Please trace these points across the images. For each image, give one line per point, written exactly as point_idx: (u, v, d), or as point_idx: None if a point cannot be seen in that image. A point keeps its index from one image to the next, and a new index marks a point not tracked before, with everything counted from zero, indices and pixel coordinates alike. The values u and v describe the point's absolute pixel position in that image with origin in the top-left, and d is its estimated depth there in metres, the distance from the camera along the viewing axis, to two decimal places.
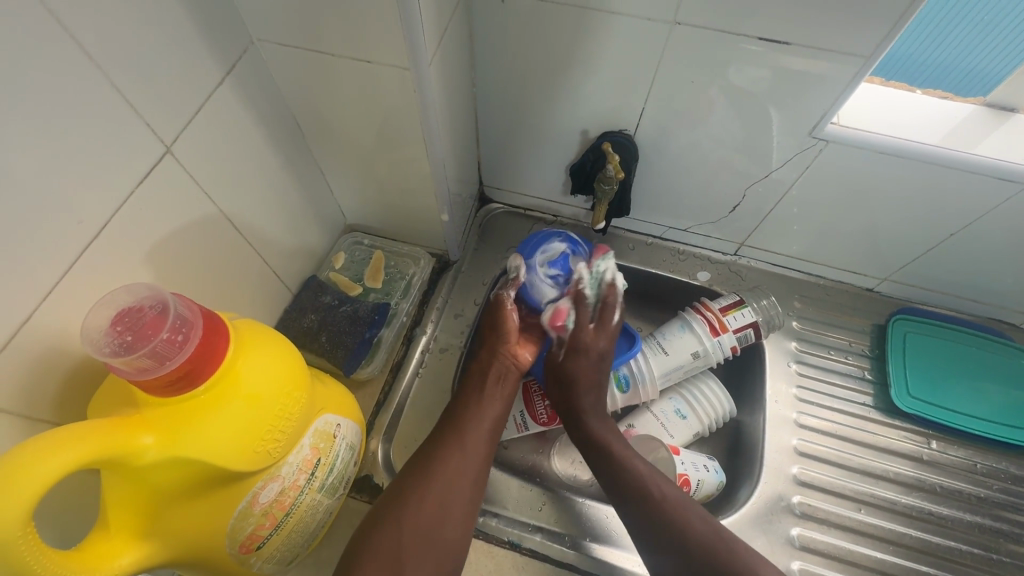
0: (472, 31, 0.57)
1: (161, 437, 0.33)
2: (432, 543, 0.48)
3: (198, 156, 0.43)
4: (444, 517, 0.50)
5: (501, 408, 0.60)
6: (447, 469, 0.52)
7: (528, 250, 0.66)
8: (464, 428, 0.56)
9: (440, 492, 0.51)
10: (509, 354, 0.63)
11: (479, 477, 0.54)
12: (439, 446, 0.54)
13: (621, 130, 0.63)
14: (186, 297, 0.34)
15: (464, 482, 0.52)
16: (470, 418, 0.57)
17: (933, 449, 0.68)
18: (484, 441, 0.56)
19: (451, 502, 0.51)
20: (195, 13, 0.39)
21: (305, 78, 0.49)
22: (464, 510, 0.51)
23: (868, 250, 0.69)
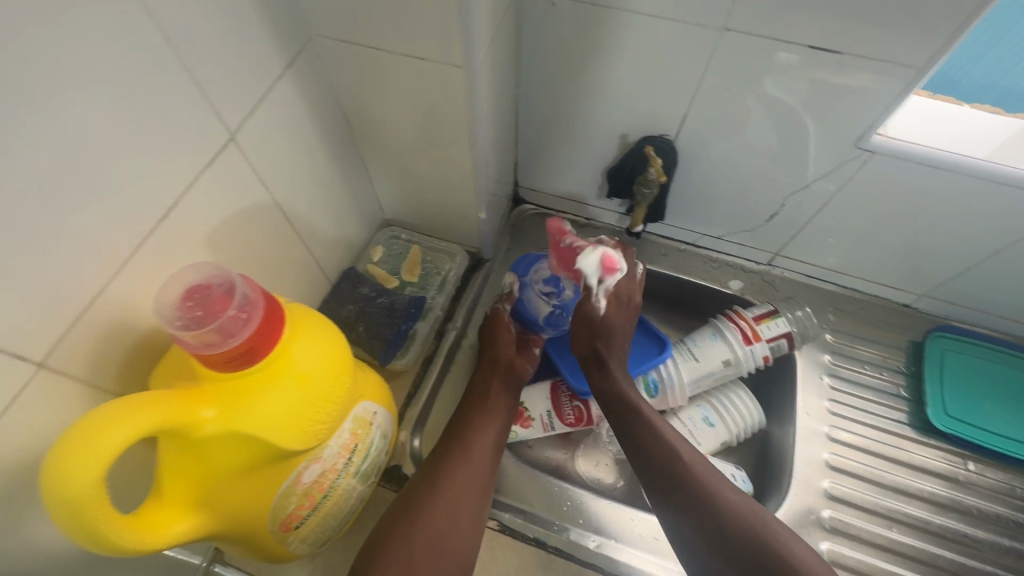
0: (520, 33, 0.57)
1: (219, 411, 0.34)
2: (442, 552, 0.48)
3: (257, 145, 0.45)
4: (455, 523, 0.50)
5: (502, 423, 0.61)
6: (453, 480, 0.53)
7: (523, 268, 0.70)
8: (470, 438, 0.57)
9: (449, 501, 0.51)
10: (509, 363, 0.65)
11: (484, 485, 0.54)
12: (445, 457, 0.55)
13: (662, 135, 0.63)
14: (252, 278, 0.35)
15: (470, 490, 0.53)
16: (474, 429, 0.58)
17: (969, 470, 0.66)
18: (489, 451, 0.57)
19: (459, 510, 0.51)
20: (263, 6, 0.41)
21: (359, 73, 0.51)
22: (472, 517, 0.52)
23: (908, 265, 0.68)
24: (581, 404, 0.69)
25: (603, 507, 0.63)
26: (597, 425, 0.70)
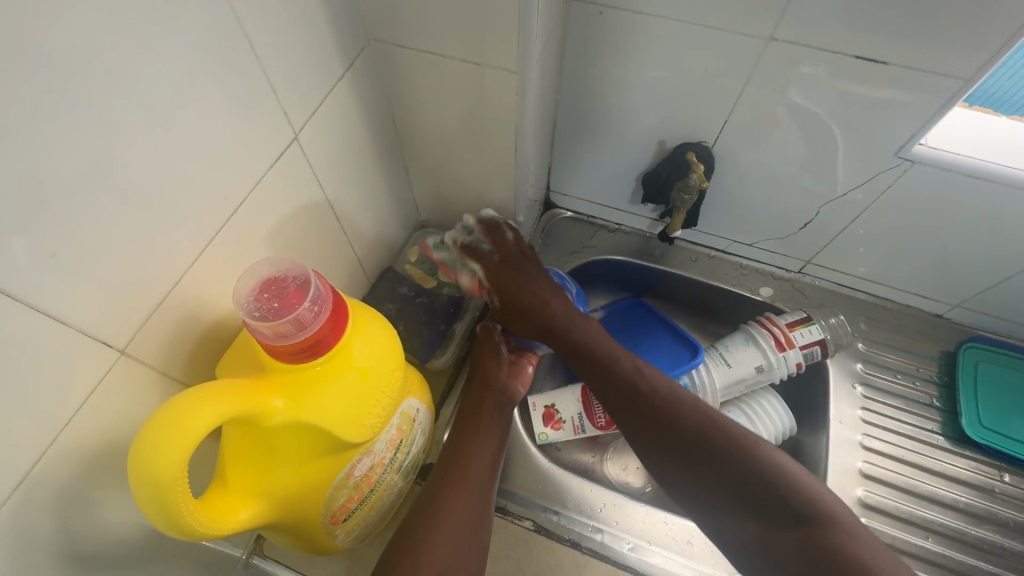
0: (564, 40, 0.59)
1: (287, 402, 0.35)
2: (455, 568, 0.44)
3: (316, 145, 0.46)
4: (462, 539, 0.46)
5: (500, 437, 0.58)
6: (453, 497, 0.49)
7: None
8: (464, 454, 0.53)
9: (452, 517, 0.47)
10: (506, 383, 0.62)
11: (487, 494, 0.51)
12: (442, 475, 0.51)
13: (700, 142, 0.64)
14: (324, 276, 0.36)
15: (472, 502, 0.49)
16: (469, 443, 0.55)
17: (1005, 481, 0.66)
18: (489, 464, 0.54)
19: (466, 526, 0.47)
20: (329, 11, 0.42)
21: (411, 77, 0.52)
22: (477, 531, 0.48)
23: (943, 275, 0.68)
24: None
25: (637, 511, 0.63)
26: None
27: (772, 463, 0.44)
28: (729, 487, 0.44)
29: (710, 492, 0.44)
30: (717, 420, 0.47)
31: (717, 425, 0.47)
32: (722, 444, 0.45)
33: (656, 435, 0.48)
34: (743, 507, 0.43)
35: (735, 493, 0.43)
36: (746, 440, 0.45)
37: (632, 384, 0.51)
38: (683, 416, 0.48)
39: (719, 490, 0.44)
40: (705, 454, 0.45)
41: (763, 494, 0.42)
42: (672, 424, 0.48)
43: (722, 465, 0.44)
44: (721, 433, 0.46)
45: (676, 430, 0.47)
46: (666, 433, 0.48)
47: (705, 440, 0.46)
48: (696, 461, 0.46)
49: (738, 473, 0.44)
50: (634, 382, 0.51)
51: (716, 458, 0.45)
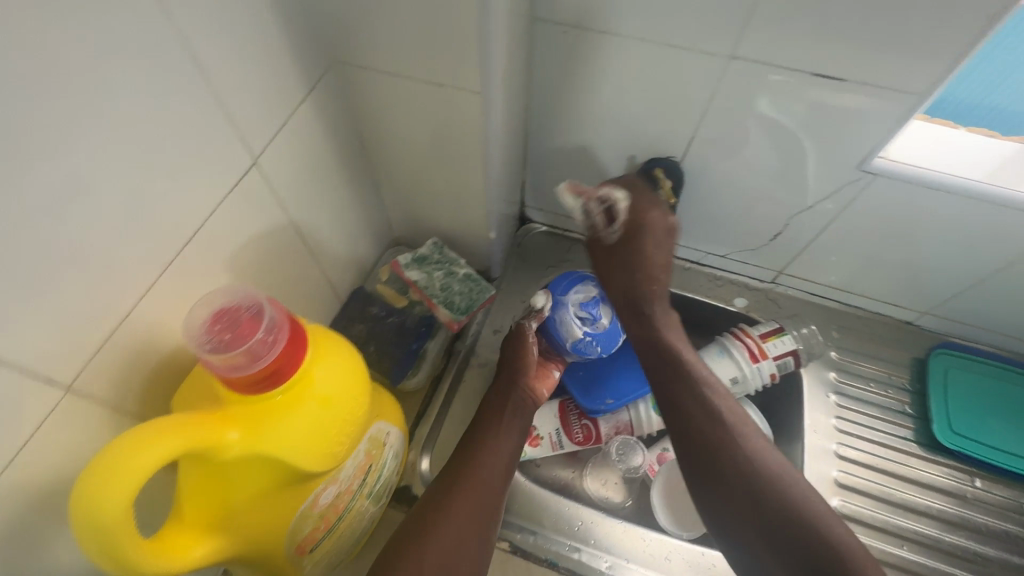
0: (532, 58, 0.59)
1: (243, 434, 0.34)
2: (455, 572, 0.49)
3: (278, 169, 0.46)
4: (466, 545, 0.51)
5: (517, 440, 0.61)
6: (463, 503, 0.53)
7: (561, 289, 0.68)
8: (479, 460, 0.57)
9: (459, 523, 0.52)
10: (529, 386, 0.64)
11: (496, 501, 0.55)
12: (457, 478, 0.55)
13: (668, 156, 0.65)
14: (278, 301, 0.35)
15: (480, 508, 0.53)
16: (484, 448, 0.58)
17: (976, 486, 0.67)
18: (502, 469, 0.57)
19: (470, 532, 0.52)
20: (288, 35, 0.42)
21: (377, 98, 0.52)
22: (481, 538, 0.52)
23: (911, 284, 0.69)
24: (590, 423, 0.70)
25: (614, 527, 0.62)
26: (605, 443, 0.70)
27: (808, 509, 0.49)
28: (764, 517, 0.50)
29: (749, 520, 0.50)
30: (767, 458, 0.53)
31: (762, 459, 0.52)
32: (771, 485, 0.51)
33: (717, 464, 0.53)
34: (772, 536, 0.49)
35: (768, 524, 0.49)
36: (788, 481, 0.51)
37: (715, 415, 0.55)
38: (743, 453, 0.53)
39: (758, 520, 0.50)
40: (752, 489, 0.51)
41: (800, 533, 0.48)
42: (732, 457, 0.53)
43: (763, 501, 0.50)
44: (765, 469, 0.52)
45: (726, 460, 0.53)
46: (721, 466, 0.53)
47: (764, 477, 0.51)
48: (741, 489, 0.51)
49: (775, 512, 0.49)
50: (718, 415, 0.55)
51: (760, 494, 0.50)
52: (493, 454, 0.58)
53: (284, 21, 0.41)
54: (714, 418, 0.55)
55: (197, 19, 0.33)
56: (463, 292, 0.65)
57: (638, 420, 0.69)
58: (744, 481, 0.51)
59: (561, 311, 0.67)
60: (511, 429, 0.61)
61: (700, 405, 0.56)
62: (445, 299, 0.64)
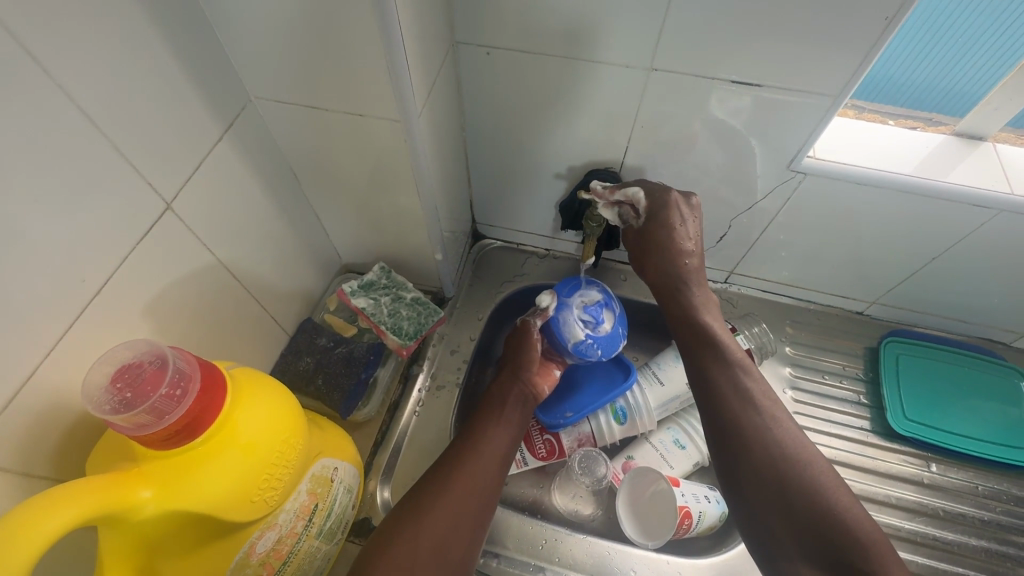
0: (460, 80, 0.59)
1: (159, 491, 0.34)
2: (444, 561, 0.49)
3: (196, 211, 0.45)
4: (458, 534, 0.51)
5: (515, 436, 0.61)
6: (460, 493, 0.53)
7: (566, 291, 0.70)
8: (479, 451, 0.57)
9: (454, 512, 0.51)
10: (531, 383, 0.66)
11: (492, 494, 0.55)
12: (457, 465, 0.55)
13: (607, 167, 0.65)
14: (184, 351, 0.35)
15: (475, 497, 0.53)
16: (485, 439, 0.58)
17: (933, 471, 0.68)
18: (499, 463, 0.57)
19: (464, 520, 0.51)
20: (193, 77, 0.42)
21: (301, 131, 0.52)
22: (473, 529, 0.52)
23: (855, 275, 0.70)
24: (552, 437, 0.69)
25: (578, 544, 0.62)
26: (568, 456, 0.69)
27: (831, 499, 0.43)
28: (786, 509, 0.43)
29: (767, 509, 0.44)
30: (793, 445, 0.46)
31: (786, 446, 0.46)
32: (793, 472, 0.44)
33: (733, 448, 0.48)
34: (793, 528, 0.43)
35: (790, 516, 0.43)
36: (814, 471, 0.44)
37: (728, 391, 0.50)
38: (764, 436, 0.47)
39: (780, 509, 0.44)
40: (772, 478, 0.45)
41: (818, 526, 0.42)
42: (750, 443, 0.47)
43: (785, 488, 0.44)
44: (788, 455, 0.45)
45: (745, 445, 0.47)
46: (741, 448, 0.47)
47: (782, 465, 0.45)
48: (761, 477, 0.45)
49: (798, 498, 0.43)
50: (733, 395, 0.50)
51: (782, 481, 0.44)
52: (494, 439, 0.59)
53: (187, 64, 0.41)
54: (733, 400, 0.50)
55: (82, 72, 0.34)
56: (411, 317, 0.65)
57: (600, 430, 0.69)
58: (762, 464, 0.46)
59: (564, 313, 0.69)
60: (513, 415, 0.62)
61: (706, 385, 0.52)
62: (394, 325, 0.64)
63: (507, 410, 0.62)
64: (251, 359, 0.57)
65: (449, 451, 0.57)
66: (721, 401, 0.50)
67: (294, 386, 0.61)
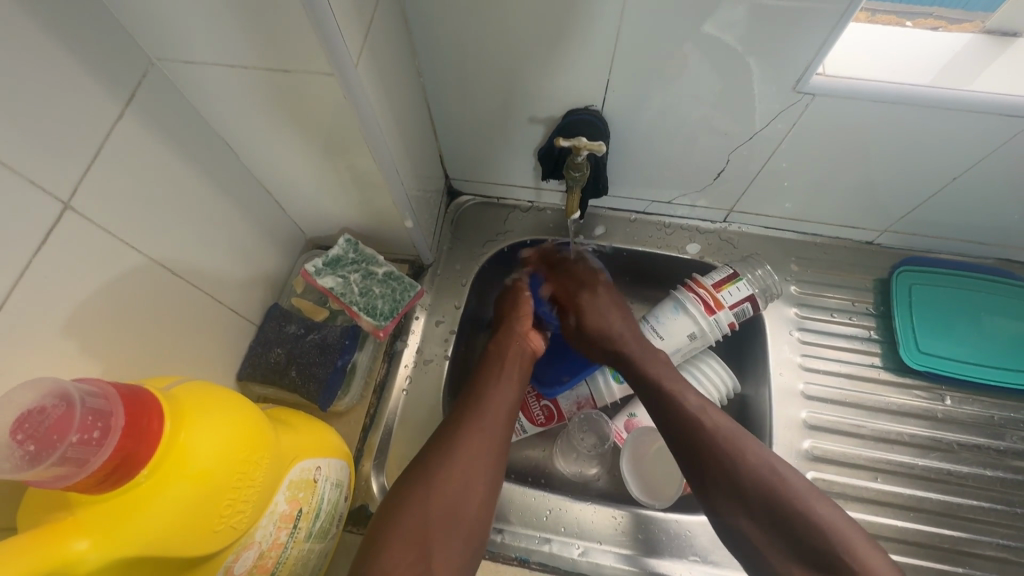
0: (405, 16, 0.50)
1: (100, 540, 0.30)
2: (458, 522, 0.46)
3: (108, 207, 0.39)
4: (470, 491, 0.48)
5: (518, 393, 0.57)
6: (470, 452, 0.50)
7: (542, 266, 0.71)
8: (482, 410, 0.53)
9: (465, 472, 0.48)
10: (523, 336, 0.63)
11: (501, 452, 0.52)
12: (460, 426, 0.51)
13: (588, 106, 0.57)
14: (93, 385, 0.31)
15: (486, 457, 0.50)
16: (488, 397, 0.55)
17: (947, 405, 0.66)
18: (504, 423, 0.53)
19: (475, 479, 0.49)
20: (62, 46, 0.34)
21: (222, 94, 0.44)
22: (486, 488, 0.49)
23: (866, 205, 0.64)
24: (549, 403, 0.66)
25: (583, 510, 0.61)
26: (568, 420, 0.66)
27: (818, 516, 0.44)
28: (786, 539, 0.45)
29: (765, 541, 0.46)
30: (779, 478, 0.47)
31: (771, 477, 0.47)
32: (783, 501, 0.46)
33: (718, 489, 0.48)
34: (789, 550, 0.44)
35: (792, 542, 0.44)
36: (800, 495, 0.46)
37: (699, 427, 0.50)
38: (746, 466, 0.48)
39: (779, 539, 0.45)
40: (766, 509, 0.46)
41: (816, 543, 0.44)
42: (734, 481, 0.47)
43: (781, 522, 0.45)
44: (777, 490, 0.46)
45: (729, 483, 0.48)
46: (727, 488, 0.48)
47: (772, 501, 0.46)
48: (751, 509, 0.47)
49: (794, 526, 0.45)
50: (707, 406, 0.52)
51: (774, 514, 0.45)
52: (495, 402, 0.54)
53: (48, 26, 0.33)
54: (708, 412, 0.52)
55: None
56: (385, 295, 0.61)
57: (599, 391, 0.65)
58: (752, 501, 0.47)
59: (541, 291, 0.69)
60: (512, 376, 0.58)
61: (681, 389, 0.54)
62: (367, 305, 0.59)
63: (505, 365, 0.59)
64: (213, 357, 0.53)
65: (451, 414, 0.54)
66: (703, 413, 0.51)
67: (267, 379, 0.56)
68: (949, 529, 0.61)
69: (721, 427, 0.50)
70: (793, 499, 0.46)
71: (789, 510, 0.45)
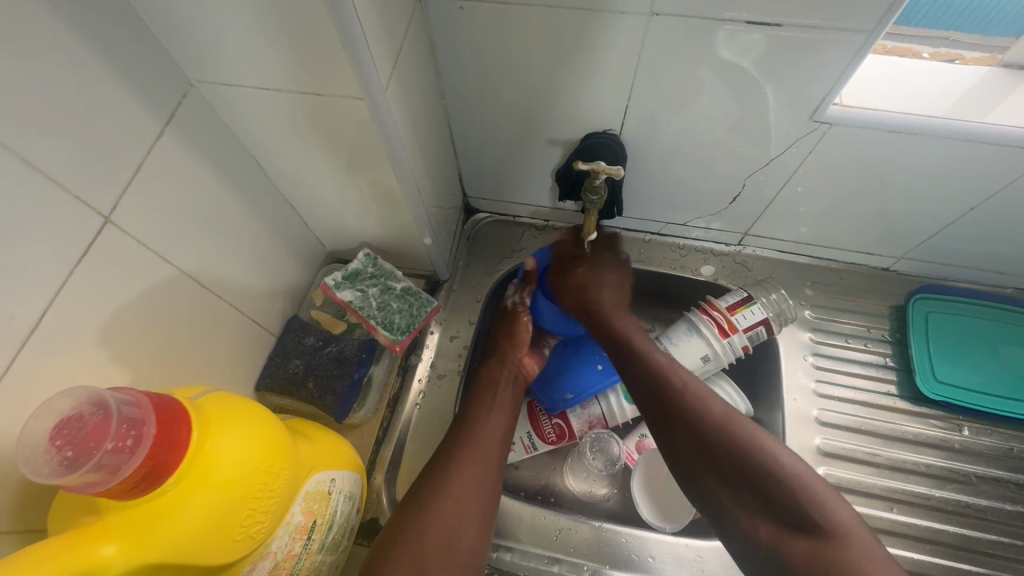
0: (431, 42, 0.52)
1: (126, 545, 0.31)
2: (454, 556, 0.46)
3: (144, 221, 0.41)
4: (463, 527, 0.48)
5: (511, 420, 0.58)
6: (461, 484, 0.50)
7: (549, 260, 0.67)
8: (474, 437, 0.54)
9: (457, 503, 0.49)
10: (519, 364, 0.64)
11: (493, 487, 0.52)
12: (454, 458, 0.52)
13: (606, 130, 0.58)
14: (128, 392, 0.32)
15: (479, 490, 0.50)
16: (480, 430, 0.55)
17: (964, 435, 0.65)
18: (497, 448, 0.54)
19: (469, 513, 0.48)
20: (112, 71, 0.37)
21: (256, 115, 0.46)
22: (480, 521, 0.49)
23: (881, 231, 0.65)
24: (561, 420, 0.65)
25: (593, 532, 0.60)
26: (580, 439, 0.65)
27: (779, 468, 0.44)
28: (753, 491, 0.44)
29: (734, 497, 0.45)
30: (734, 428, 0.47)
31: (728, 427, 0.47)
32: (742, 451, 0.46)
33: (686, 449, 0.49)
34: (756, 500, 0.43)
35: (761, 493, 0.43)
36: (761, 445, 0.46)
37: (663, 392, 0.52)
38: (704, 423, 0.49)
39: (745, 494, 0.44)
40: (731, 465, 0.46)
41: (775, 489, 0.43)
42: (697, 434, 0.48)
43: (746, 473, 0.45)
44: (737, 442, 0.46)
45: (695, 439, 0.48)
46: (691, 443, 0.48)
47: (731, 448, 0.46)
48: (719, 466, 0.46)
49: (759, 478, 0.44)
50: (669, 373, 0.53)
51: (740, 467, 0.45)
52: (486, 430, 0.55)
53: (98, 52, 0.35)
54: (673, 378, 0.53)
55: None
56: (402, 310, 0.62)
57: (611, 412, 0.64)
58: (715, 450, 0.47)
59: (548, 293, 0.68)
60: (505, 402, 0.59)
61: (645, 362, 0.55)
62: (384, 319, 0.61)
63: (499, 391, 0.60)
64: (235, 367, 0.54)
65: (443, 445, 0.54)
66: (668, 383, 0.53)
67: (284, 390, 0.58)
68: (967, 564, 0.59)
69: (682, 386, 0.52)
70: (750, 447, 0.46)
71: (752, 463, 0.45)
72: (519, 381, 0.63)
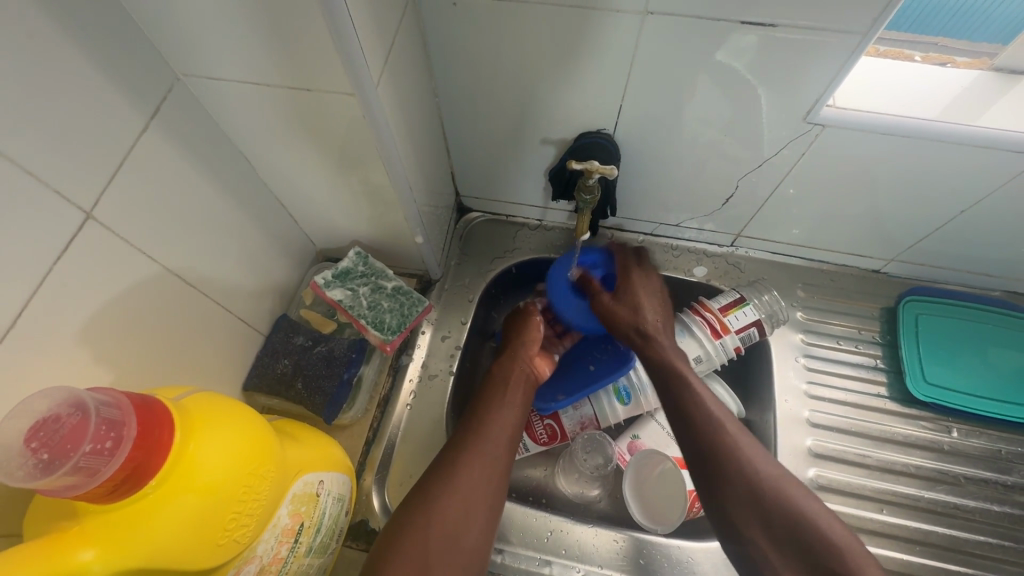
0: (424, 38, 0.51)
1: (104, 551, 0.30)
2: (457, 550, 0.45)
3: (128, 217, 0.40)
4: (469, 521, 0.47)
5: (520, 417, 0.57)
6: (467, 480, 0.49)
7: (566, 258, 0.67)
8: (483, 434, 0.53)
9: (464, 501, 0.48)
10: (531, 363, 0.62)
11: (502, 482, 0.51)
12: (459, 452, 0.51)
13: (600, 130, 0.58)
14: (107, 393, 0.31)
15: (486, 485, 0.49)
16: (489, 426, 0.54)
17: (953, 437, 0.65)
18: (505, 445, 0.53)
19: (475, 507, 0.48)
20: (95, 63, 0.36)
21: (244, 110, 0.45)
22: (486, 517, 0.48)
23: (872, 233, 0.65)
24: (553, 422, 0.64)
25: (585, 534, 0.60)
26: (572, 440, 0.65)
27: (830, 534, 0.44)
28: (798, 553, 0.44)
29: (776, 555, 0.45)
30: (786, 487, 0.47)
31: (778, 486, 0.47)
32: (792, 513, 0.45)
33: (733, 506, 0.47)
34: (800, 562, 0.43)
35: (807, 558, 0.43)
36: (812, 511, 0.45)
37: (716, 435, 0.50)
38: (753, 476, 0.48)
39: (789, 554, 0.44)
40: (779, 526, 0.45)
41: (822, 557, 0.43)
42: (747, 486, 0.47)
43: (795, 536, 0.44)
44: (788, 504, 0.46)
45: (742, 495, 0.47)
46: (738, 492, 0.47)
47: (781, 507, 0.46)
48: (766, 521, 0.46)
49: (807, 541, 0.44)
50: (726, 418, 0.52)
51: (790, 529, 0.45)
52: (496, 428, 0.54)
53: (81, 43, 0.34)
54: (728, 425, 0.51)
55: None
56: (393, 309, 0.61)
57: (603, 412, 0.64)
58: (763, 507, 0.46)
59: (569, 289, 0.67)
60: (515, 400, 0.58)
61: (697, 400, 0.53)
62: (375, 319, 0.60)
63: (510, 390, 0.59)
64: (221, 367, 0.53)
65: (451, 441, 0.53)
66: (721, 427, 0.51)
67: (273, 391, 0.57)
68: (955, 565, 0.60)
69: (734, 433, 0.50)
70: (799, 510, 0.45)
71: (803, 524, 0.44)
72: (530, 381, 0.61)
